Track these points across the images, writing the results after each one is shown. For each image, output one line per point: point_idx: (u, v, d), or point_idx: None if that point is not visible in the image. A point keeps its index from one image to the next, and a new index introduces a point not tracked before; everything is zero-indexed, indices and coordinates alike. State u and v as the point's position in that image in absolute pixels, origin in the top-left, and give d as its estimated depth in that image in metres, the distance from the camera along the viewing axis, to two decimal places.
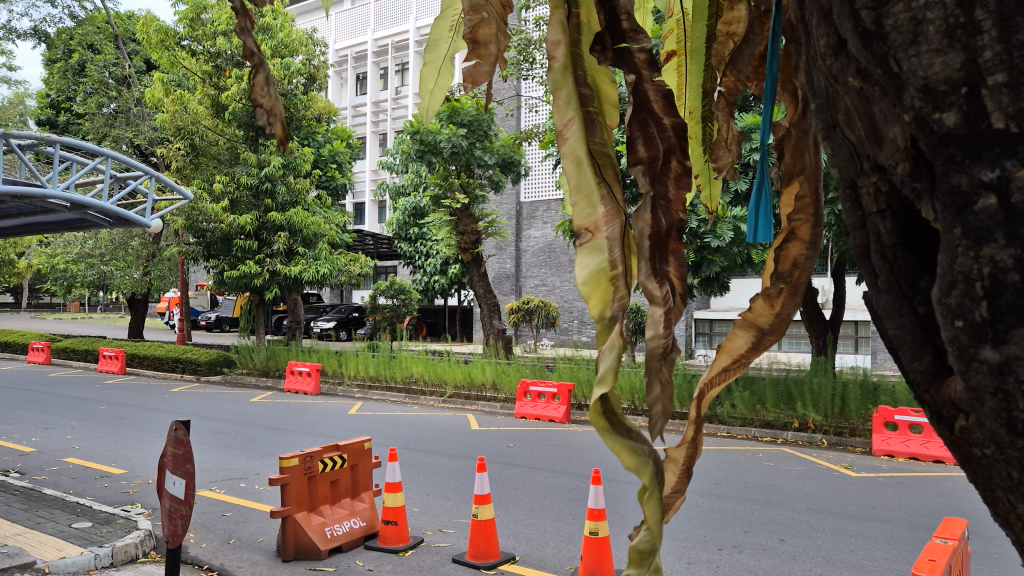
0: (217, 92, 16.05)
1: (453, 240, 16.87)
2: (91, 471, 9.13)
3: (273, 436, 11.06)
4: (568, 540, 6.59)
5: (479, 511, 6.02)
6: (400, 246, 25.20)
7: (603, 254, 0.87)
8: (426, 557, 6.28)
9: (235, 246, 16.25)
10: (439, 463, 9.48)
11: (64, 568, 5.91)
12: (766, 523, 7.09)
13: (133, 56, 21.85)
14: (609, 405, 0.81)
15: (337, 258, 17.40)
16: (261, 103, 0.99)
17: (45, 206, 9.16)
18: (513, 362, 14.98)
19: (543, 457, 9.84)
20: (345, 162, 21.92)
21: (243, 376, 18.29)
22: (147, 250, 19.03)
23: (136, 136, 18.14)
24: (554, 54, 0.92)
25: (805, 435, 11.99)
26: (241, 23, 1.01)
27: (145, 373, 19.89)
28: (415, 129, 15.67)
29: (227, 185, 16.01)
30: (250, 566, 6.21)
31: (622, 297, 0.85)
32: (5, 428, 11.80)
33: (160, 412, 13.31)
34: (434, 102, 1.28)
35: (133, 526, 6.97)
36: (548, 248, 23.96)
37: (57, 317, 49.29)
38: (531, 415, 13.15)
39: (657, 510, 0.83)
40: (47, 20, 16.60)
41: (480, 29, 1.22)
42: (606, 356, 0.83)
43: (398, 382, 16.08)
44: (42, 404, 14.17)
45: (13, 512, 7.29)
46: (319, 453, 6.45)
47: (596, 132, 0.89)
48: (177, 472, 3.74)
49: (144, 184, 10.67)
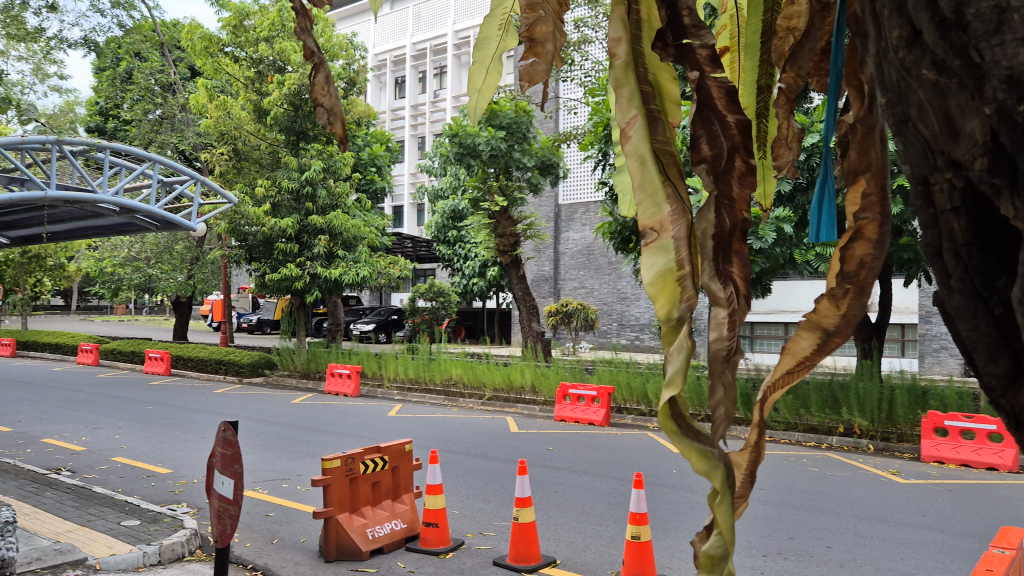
0: (259, 97, 16.36)
1: (491, 243, 16.79)
2: (137, 471, 9.28)
3: (314, 438, 11.15)
4: (609, 544, 6.54)
5: (520, 514, 5.99)
6: (439, 249, 25.31)
7: (669, 254, 0.86)
8: (466, 559, 6.27)
9: (277, 250, 16.41)
10: (479, 466, 9.49)
11: (114, 565, 6.02)
12: (811, 529, 6.98)
13: (179, 63, 22.31)
14: (676, 402, 0.80)
15: (376, 261, 17.52)
16: (322, 104, 0.99)
17: (94, 210, 9.34)
18: (552, 365, 14.94)
19: (583, 461, 9.79)
20: (384, 165, 22.13)
21: (284, 377, 18.49)
22: (190, 253, 19.40)
23: (181, 142, 18.56)
24: (615, 51, 0.92)
25: (850, 440, 11.78)
26: (301, 24, 1.01)
27: (189, 375, 20.21)
28: (453, 132, 15.80)
29: (269, 190, 16.22)
30: (293, 566, 6.26)
31: (689, 297, 0.84)
32: (55, 428, 12.08)
33: (204, 413, 13.48)
34: (482, 99, 1.26)
35: (179, 525, 7.06)
36: (586, 251, 23.80)
37: (104, 319, 50.54)
38: (570, 418, 13.10)
39: (728, 516, 0.81)
40: (96, 30, 17.03)
41: (536, 27, 1.21)
42: (674, 359, 0.81)
43: (436, 385, 16.12)
44: (92, 405, 14.47)
45: (64, 510, 7.46)
46: (359, 455, 6.51)
47: (658, 130, 0.88)
48: (225, 473, 3.78)
49: (190, 188, 10.79)
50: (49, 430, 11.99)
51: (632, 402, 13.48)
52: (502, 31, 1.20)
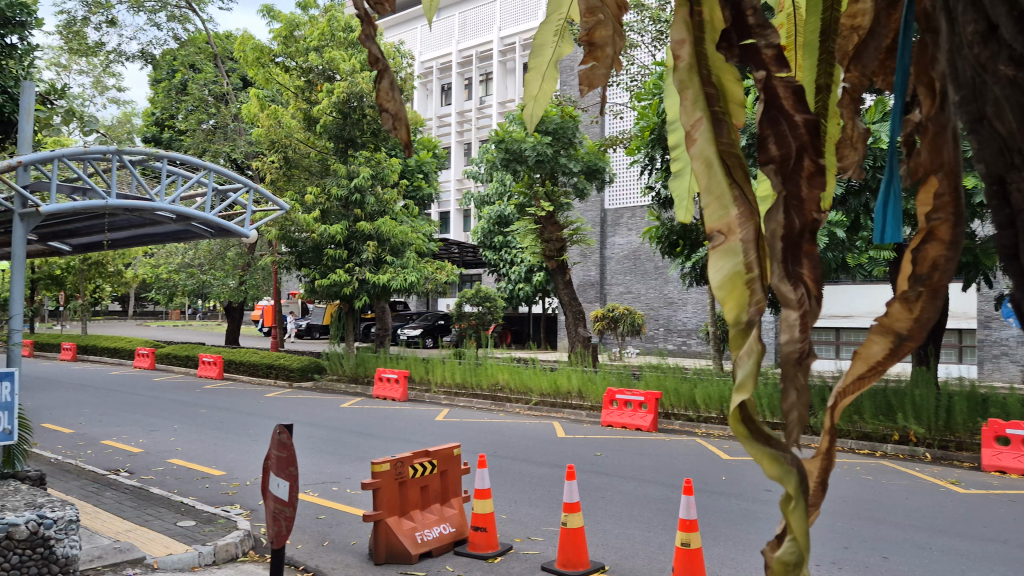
0: (309, 106, 16.71)
1: (537, 248, 16.77)
2: (193, 472, 9.48)
3: (363, 442, 11.26)
4: (658, 551, 6.48)
5: (568, 520, 5.94)
6: (485, 255, 25.40)
7: (737, 257, 0.85)
8: (515, 564, 6.27)
9: (326, 256, 16.61)
10: (527, 471, 9.49)
11: (171, 565, 6.18)
12: (867, 539, 6.82)
13: (232, 73, 22.78)
14: (744, 399, 0.80)
15: (424, 266, 17.61)
16: (387, 109, 1.01)
17: (152, 217, 9.53)
18: (599, 370, 14.88)
19: (631, 466, 9.73)
20: (431, 172, 22.36)
21: (333, 382, 18.69)
22: (242, 259, 19.82)
23: (233, 151, 19.04)
24: (678, 54, 0.92)
25: (906, 448, 11.53)
26: (365, 34, 1.03)
27: (241, 378, 20.57)
28: (500, 138, 15.88)
29: (318, 197, 16.42)
30: (343, 569, 6.33)
31: (757, 302, 0.83)
32: (114, 430, 12.41)
33: (256, 417, 13.71)
34: (539, 104, 1.25)
35: (233, 526, 7.19)
36: (633, 256, 23.58)
37: (160, 324, 51.80)
38: (617, 423, 13.04)
39: (803, 521, 0.80)
40: (153, 43, 17.58)
41: (597, 31, 1.21)
42: (744, 363, 0.81)
43: (484, 390, 16.15)
44: (148, 408, 14.84)
45: (123, 510, 7.66)
46: (408, 459, 6.57)
47: (724, 132, 0.87)
48: (280, 475, 3.84)
49: (244, 196, 10.94)
50: (108, 432, 12.32)
51: (680, 408, 13.38)
52: (557, 36, 1.19)
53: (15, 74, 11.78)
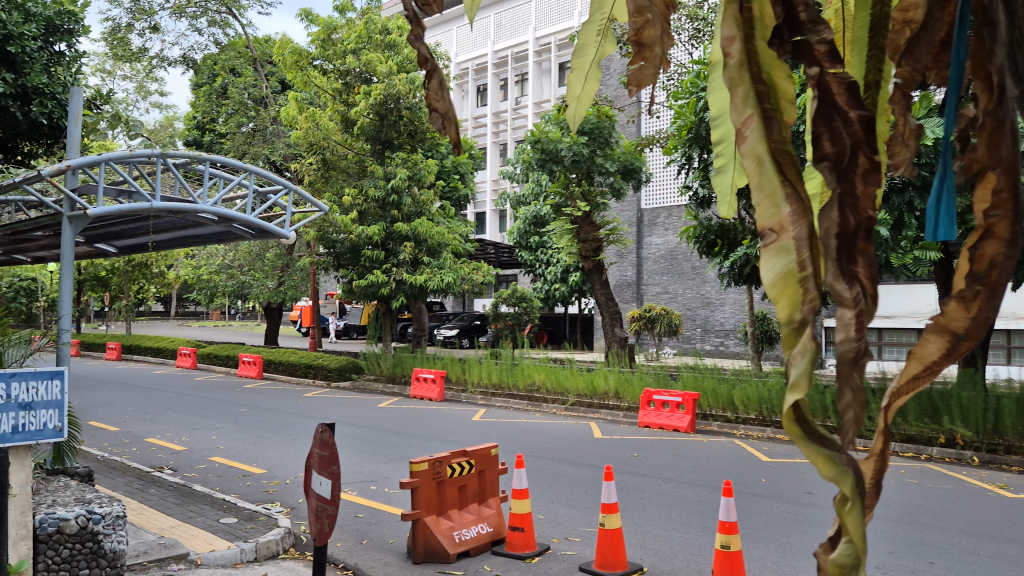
0: (346, 108, 16.91)
1: (573, 248, 16.72)
2: (234, 470, 9.63)
3: (401, 442, 11.33)
4: (697, 553, 6.43)
5: (606, 520, 5.90)
6: (521, 255, 25.42)
7: (791, 253, 0.81)
8: (553, 565, 6.27)
9: (364, 256, 16.74)
10: (564, 471, 9.48)
11: (214, 561, 6.29)
12: (912, 544, 6.69)
13: (271, 77, 23.08)
14: (795, 394, 0.78)
15: (460, 267, 17.65)
16: (437, 108, 1.02)
17: (195, 219, 9.64)
18: (636, 371, 14.80)
19: (669, 467, 9.67)
20: (468, 173, 22.44)
21: (371, 382, 18.83)
22: (281, 260, 20.11)
23: (272, 153, 19.36)
24: (729, 51, 0.89)
25: (952, 451, 11.32)
26: (415, 33, 1.05)
27: (280, 378, 20.83)
28: (535, 138, 15.89)
29: (355, 199, 16.54)
30: (382, 567, 6.39)
31: (811, 299, 0.79)
32: (158, 429, 12.64)
33: (296, 416, 13.87)
34: (582, 105, 1.24)
35: (273, 523, 7.28)
36: (670, 256, 23.42)
37: (200, 324, 52.65)
38: (655, 424, 12.98)
39: (860, 523, 0.78)
40: (194, 48, 17.93)
41: (645, 31, 1.15)
42: (798, 363, 0.78)
43: (520, 390, 16.16)
44: (190, 407, 15.10)
45: (167, 507, 7.80)
46: (446, 459, 6.60)
47: (775, 129, 0.84)
48: (322, 473, 3.88)
49: (284, 197, 11.01)
50: (153, 430, 12.56)
51: (718, 408, 13.26)
52: (601, 38, 1.16)
53: (64, 81, 12.23)
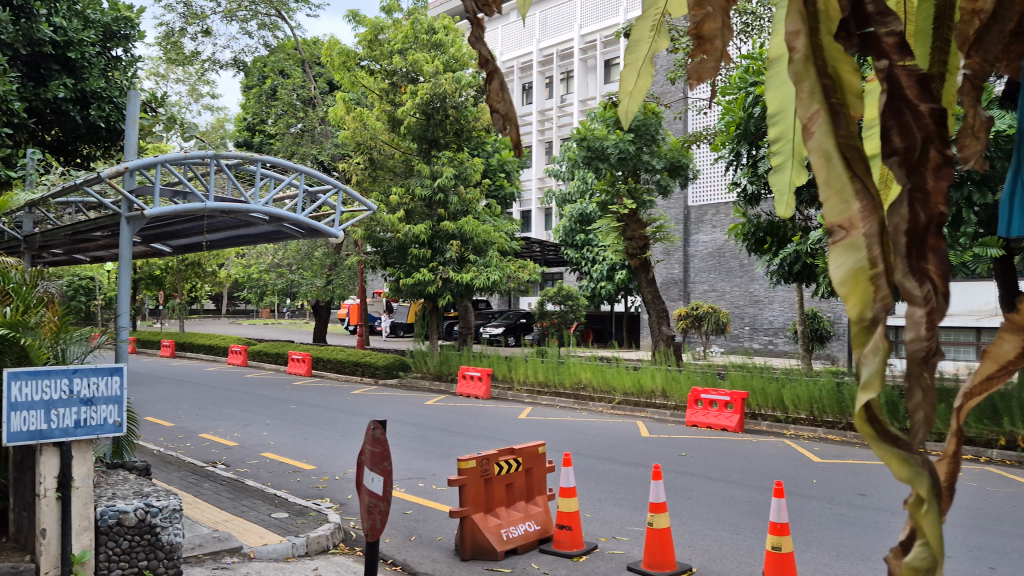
0: (393, 108, 17.09)
1: (620, 246, 16.64)
2: (285, 466, 9.78)
3: (449, 439, 11.40)
4: (747, 554, 6.34)
5: (654, 520, 5.86)
6: (567, 253, 25.38)
7: (859, 253, 0.73)
8: (600, 564, 6.25)
9: (411, 255, 16.87)
10: (611, 470, 9.44)
11: (266, 554, 6.41)
12: (971, 549, 6.51)
13: (319, 78, 23.36)
14: (864, 391, 0.72)
15: (506, 265, 17.66)
16: (498, 109, 1.02)
17: (247, 219, 9.79)
18: (683, 369, 14.66)
19: (718, 467, 9.57)
20: (514, 171, 22.43)
21: (418, 379, 18.96)
22: (329, 259, 20.40)
23: (321, 153, 19.64)
24: (793, 44, 0.79)
25: (1012, 454, 11.00)
26: (475, 35, 1.05)
27: (329, 375, 21.11)
28: (581, 136, 15.84)
29: (403, 197, 16.67)
30: (430, 563, 6.44)
31: (884, 298, 0.71)
32: (211, 425, 12.92)
33: (344, 413, 14.03)
34: (635, 102, 1.17)
35: (323, 519, 7.39)
36: (717, 253, 23.13)
37: (251, 322, 53.63)
38: (703, 424, 12.85)
39: (938, 526, 0.73)
40: (245, 51, 18.28)
41: (705, 24, 1.09)
42: (868, 361, 0.71)
43: (567, 388, 16.11)
44: (243, 403, 15.39)
45: (220, 501, 7.97)
46: (493, 457, 6.62)
47: (842, 123, 0.75)
48: (374, 469, 3.92)
49: (333, 197, 11.10)
50: (206, 426, 12.83)
51: (768, 408, 13.08)
52: (655, 33, 1.11)
53: (120, 85, 12.57)
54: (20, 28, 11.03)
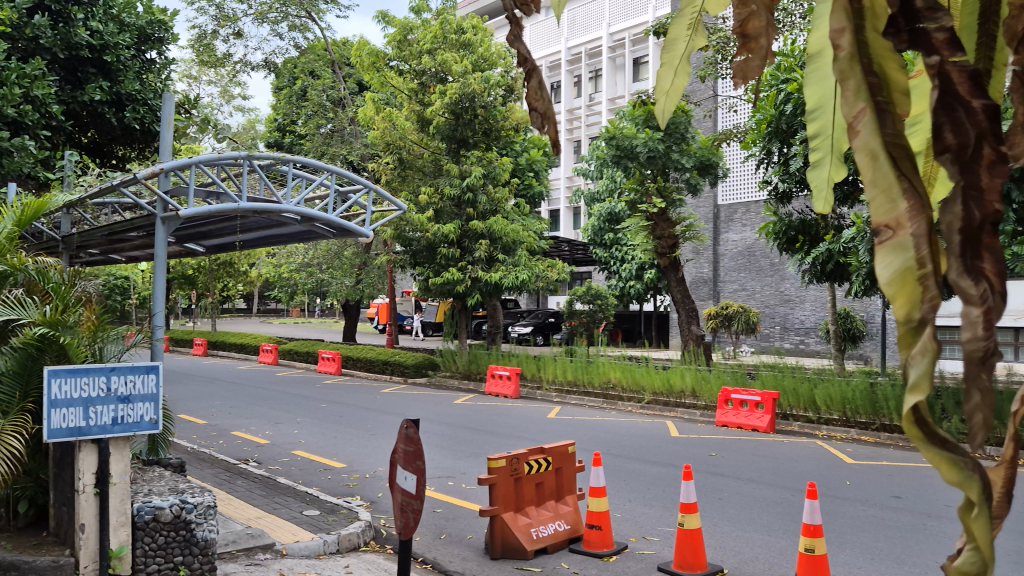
0: (422, 107, 17.21)
1: (649, 245, 16.57)
2: (316, 464, 9.87)
3: (478, 438, 11.42)
4: (779, 556, 6.29)
5: (685, 520, 5.83)
6: (595, 252, 25.34)
7: (908, 251, 0.67)
8: (630, 564, 6.23)
9: (440, 254, 16.94)
10: (640, 470, 9.41)
11: (298, 551, 6.47)
12: (1009, 553, 6.39)
13: (348, 79, 23.52)
14: (911, 396, 0.67)
15: (535, 264, 17.65)
16: (537, 108, 1.02)
17: (279, 219, 9.87)
18: (713, 369, 14.56)
19: (749, 468, 9.50)
20: (542, 170, 22.43)
21: (447, 378, 19.03)
22: (358, 259, 20.55)
23: (350, 153, 19.80)
24: (837, 43, 0.76)
25: None
26: (514, 34, 1.05)
27: (358, 374, 21.25)
28: (610, 135, 15.79)
29: (431, 197, 16.74)
30: (461, 562, 6.46)
31: (934, 298, 0.67)
32: (243, 422, 13.07)
33: (374, 412, 14.12)
34: (673, 101, 1.15)
35: (354, 517, 7.44)
36: (747, 252, 22.93)
37: (281, 321, 54.17)
38: (733, 424, 12.76)
39: (987, 530, 0.70)
40: (276, 52, 18.48)
41: (750, 22, 1.09)
42: (917, 363, 0.67)
43: (596, 388, 16.06)
44: (274, 401, 15.55)
45: (253, 498, 8.07)
46: (524, 455, 6.64)
47: (888, 122, 0.71)
48: (407, 468, 3.94)
49: (364, 197, 11.15)
50: (239, 424, 12.98)
51: (799, 409, 12.95)
52: (692, 30, 1.08)
53: (155, 87, 12.77)
54: (58, 32, 11.24)
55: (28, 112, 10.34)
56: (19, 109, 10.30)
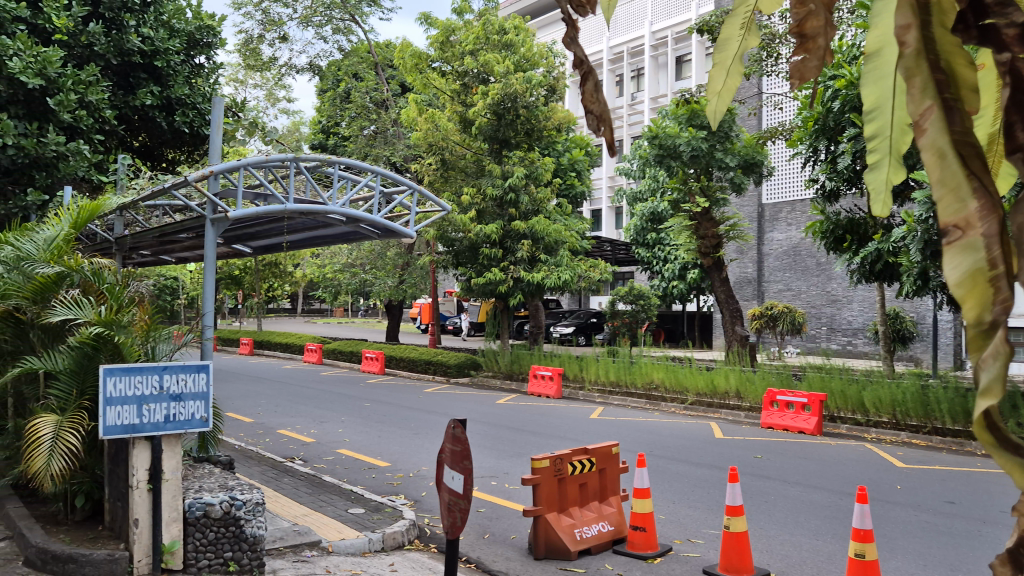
0: (465, 108, 17.31)
1: (692, 245, 16.41)
2: (360, 463, 9.97)
3: (521, 438, 11.43)
4: (828, 561, 6.19)
5: (731, 523, 5.77)
6: (638, 252, 25.18)
7: (979, 252, 0.64)
8: (675, 567, 6.18)
9: (482, 255, 16.98)
10: (685, 471, 9.34)
11: (344, 549, 6.55)
12: None
13: (391, 81, 23.69)
14: (981, 398, 0.64)
15: (577, 264, 17.61)
16: (593, 110, 1.02)
17: (325, 219, 9.94)
18: (758, 370, 14.38)
19: (795, 471, 9.36)
20: (585, 170, 22.41)
21: (489, 378, 19.07)
22: (401, 259, 20.71)
23: (393, 154, 19.99)
24: (903, 39, 0.72)
25: None
26: (570, 36, 1.04)
27: (401, 374, 21.40)
28: (653, 134, 15.68)
29: (474, 197, 16.79)
30: (504, 561, 6.47)
31: (1006, 300, 0.63)
32: (289, 421, 13.26)
33: (417, 412, 14.20)
34: (722, 103, 1.12)
35: (399, 515, 7.51)
36: (793, 251, 22.62)
37: (325, 321, 54.80)
38: (778, 425, 12.59)
39: None
40: (321, 55, 18.74)
41: (808, 22, 1.07)
42: (988, 367, 0.64)
43: (638, 388, 15.95)
44: (319, 400, 15.74)
45: (300, 496, 8.19)
46: (567, 456, 6.64)
47: (958, 119, 0.67)
48: (455, 468, 3.96)
49: (408, 198, 11.19)
50: (285, 422, 13.17)
51: (847, 411, 12.72)
52: (745, 30, 1.05)
53: (203, 91, 13.04)
54: (111, 39, 11.54)
55: (82, 117, 10.61)
56: (74, 115, 10.58)
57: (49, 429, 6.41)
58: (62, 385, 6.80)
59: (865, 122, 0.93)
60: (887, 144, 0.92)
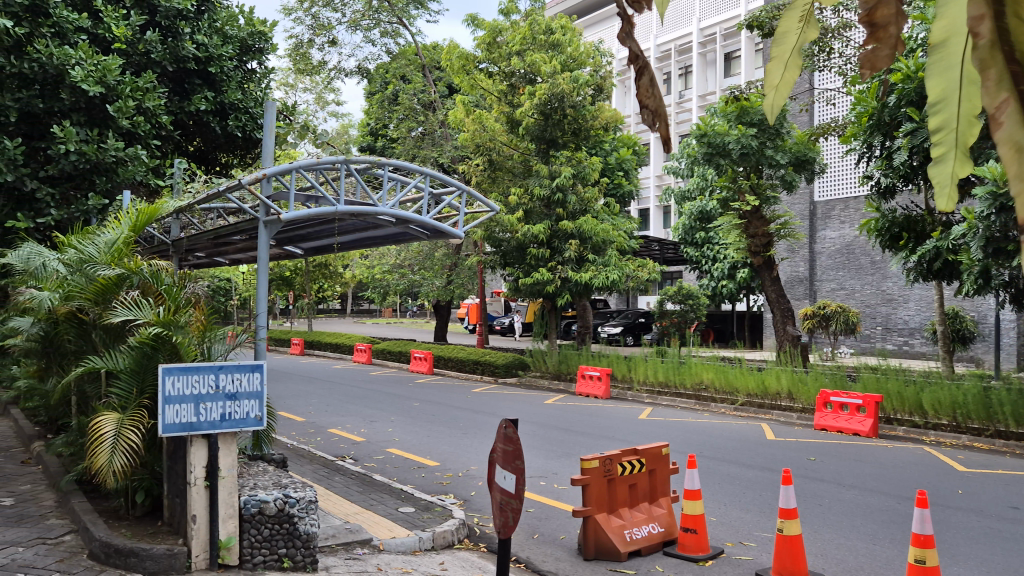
0: (511, 109, 17.36)
1: (742, 244, 16.18)
2: (410, 462, 10.06)
3: (569, 439, 11.41)
4: (886, 566, 6.05)
5: (785, 526, 5.68)
6: (686, 252, 24.94)
7: None
8: (727, 570, 6.11)
9: (529, 255, 17.01)
10: (736, 473, 9.22)
11: (395, 547, 6.62)
12: None
13: (439, 83, 23.83)
14: None
15: (625, 264, 17.54)
16: (647, 105, 1.01)
17: (375, 221, 10.02)
18: (811, 370, 14.13)
19: (850, 474, 9.17)
20: (632, 169, 22.31)
21: (537, 378, 19.09)
22: (449, 259, 20.84)
23: (441, 156, 20.14)
24: (977, 30, 0.69)
25: None
26: (626, 32, 1.05)
27: (449, 374, 21.52)
28: (701, 132, 15.52)
29: (521, 198, 16.82)
30: (554, 562, 6.47)
31: None
32: (340, 420, 13.44)
33: (465, 411, 14.28)
34: (782, 97, 1.09)
35: (449, 515, 7.55)
36: (846, 249, 22.19)
37: (374, 321, 55.37)
38: (832, 427, 12.37)
39: None
40: (370, 58, 18.95)
41: (878, 10, 1.00)
42: None
43: (687, 389, 15.81)
44: (368, 400, 15.93)
45: (351, 494, 8.29)
46: (616, 457, 6.59)
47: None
48: (506, 468, 3.96)
49: (457, 199, 11.20)
50: (336, 421, 13.35)
51: (904, 412, 12.43)
52: (803, 22, 1.02)
53: (255, 96, 13.31)
54: (167, 47, 11.83)
55: (140, 123, 10.88)
56: (133, 121, 10.87)
57: (111, 427, 6.58)
58: (123, 384, 7.00)
59: (932, 116, 0.88)
60: (953, 137, 0.87)
